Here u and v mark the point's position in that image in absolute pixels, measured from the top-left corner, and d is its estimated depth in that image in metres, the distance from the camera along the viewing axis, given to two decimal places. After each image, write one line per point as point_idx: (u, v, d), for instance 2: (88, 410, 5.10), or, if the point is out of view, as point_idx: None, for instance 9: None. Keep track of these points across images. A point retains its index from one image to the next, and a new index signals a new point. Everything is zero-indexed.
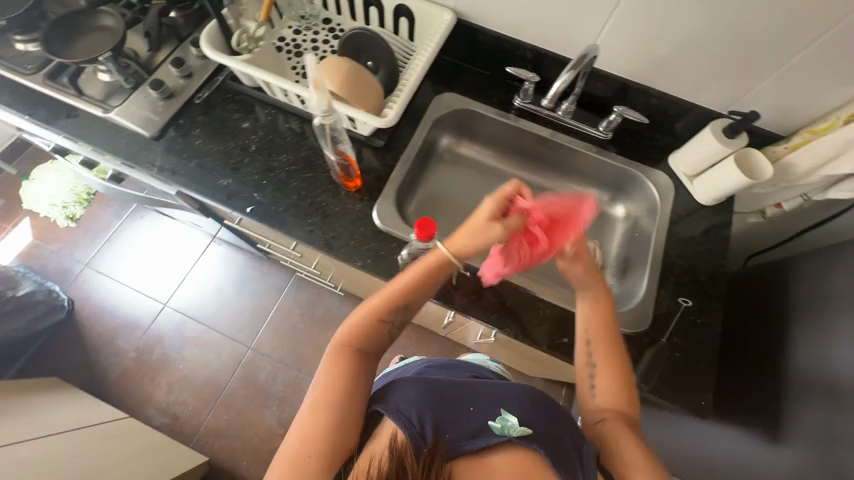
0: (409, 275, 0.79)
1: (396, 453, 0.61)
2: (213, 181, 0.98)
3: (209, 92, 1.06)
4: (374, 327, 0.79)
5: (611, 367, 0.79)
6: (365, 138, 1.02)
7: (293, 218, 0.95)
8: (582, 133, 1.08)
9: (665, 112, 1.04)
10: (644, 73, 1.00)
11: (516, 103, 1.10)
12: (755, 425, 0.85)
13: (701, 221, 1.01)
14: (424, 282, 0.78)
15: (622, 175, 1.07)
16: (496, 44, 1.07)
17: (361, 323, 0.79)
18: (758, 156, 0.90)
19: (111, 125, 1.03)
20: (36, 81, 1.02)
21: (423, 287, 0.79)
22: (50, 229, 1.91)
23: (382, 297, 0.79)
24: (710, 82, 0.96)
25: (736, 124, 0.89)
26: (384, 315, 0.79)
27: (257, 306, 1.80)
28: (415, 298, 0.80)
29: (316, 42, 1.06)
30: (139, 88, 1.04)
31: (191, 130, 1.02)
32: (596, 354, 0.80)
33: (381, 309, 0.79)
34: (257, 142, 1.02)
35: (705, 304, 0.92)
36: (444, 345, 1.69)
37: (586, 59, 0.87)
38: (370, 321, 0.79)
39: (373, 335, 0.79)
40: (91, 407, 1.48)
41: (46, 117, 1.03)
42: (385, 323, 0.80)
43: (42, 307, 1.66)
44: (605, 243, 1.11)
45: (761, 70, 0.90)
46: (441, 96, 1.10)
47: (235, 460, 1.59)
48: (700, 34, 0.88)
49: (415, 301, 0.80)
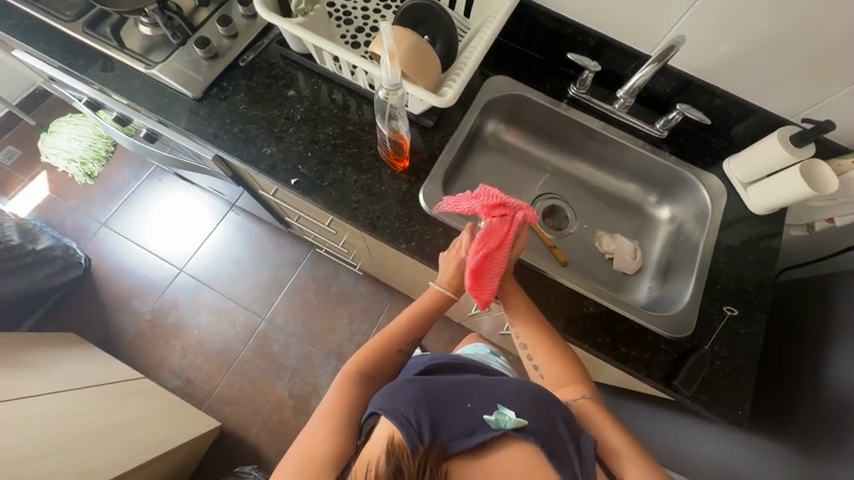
0: (419, 305, 0.90)
1: (394, 457, 0.60)
2: (256, 149, 0.95)
3: (254, 55, 1.02)
4: (386, 358, 0.86)
5: (542, 349, 0.84)
6: (414, 116, 0.99)
7: (336, 194, 0.92)
8: (636, 129, 1.05)
9: (727, 114, 1.00)
10: (712, 72, 0.95)
11: (570, 93, 1.06)
12: (788, 438, 0.84)
13: (750, 230, 0.98)
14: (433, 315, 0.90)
15: (674, 177, 1.04)
16: (557, 28, 1.02)
17: (376, 350, 0.86)
18: (823, 167, 0.88)
19: (151, 82, 0.99)
20: (74, 29, 0.98)
21: (430, 319, 0.91)
22: (68, 185, 1.88)
23: (396, 327, 0.89)
24: (782, 86, 0.91)
25: (807, 132, 0.85)
26: (399, 346, 0.88)
27: (273, 277, 1.79)
28: (426, 327, 0.91)
29: (367, 10, 0.99)
30: (185, 45, 1.00)
31: (234, 94, 0.99)
32: (522, 336, 0.86)
33: (397, 340, 0.88)
34: (302, 113, 0.98)
35: (748, 316, 0.91)
36: (457, 332, 1.68)
37: (671, 53, 0.83)
38: (385, 349, 0.87)
39: (386, 363, 0.86)
40: (108, 365, 1.49)
41: (83, 68, 1.00)
42: (400, 353, 0.89)
43: (61, 263, 1.64)
44: (646, 245, 1.09)
45: (842, 77, 0.85)
46: (491, 80, 1.05)
47: (246, 427, 1.61)
48: (783, 34, 0.83)
49: (419, 333, 0.91)
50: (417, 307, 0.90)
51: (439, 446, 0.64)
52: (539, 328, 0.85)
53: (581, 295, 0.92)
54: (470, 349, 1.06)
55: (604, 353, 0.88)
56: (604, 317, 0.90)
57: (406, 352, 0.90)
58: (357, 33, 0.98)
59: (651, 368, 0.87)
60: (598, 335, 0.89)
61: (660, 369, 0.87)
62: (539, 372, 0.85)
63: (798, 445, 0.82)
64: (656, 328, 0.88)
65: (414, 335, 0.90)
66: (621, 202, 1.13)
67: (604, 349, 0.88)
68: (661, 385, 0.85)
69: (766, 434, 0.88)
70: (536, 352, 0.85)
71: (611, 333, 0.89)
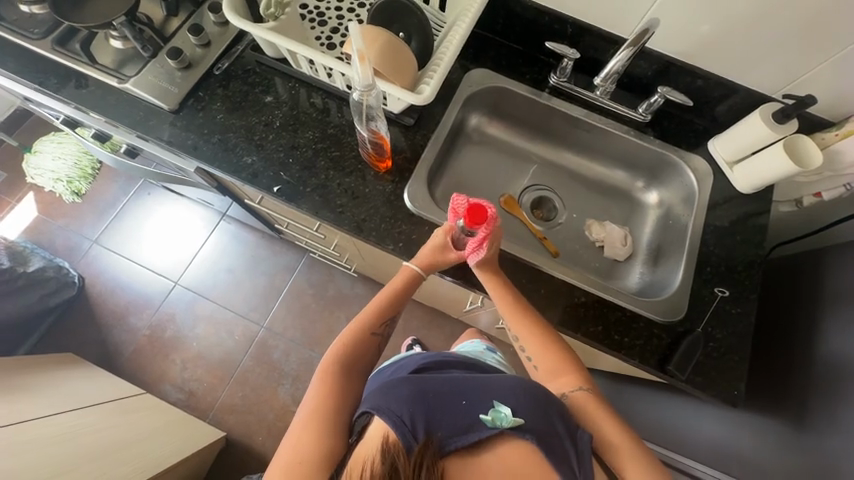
0: (393, 286, 0.89)
1: (389, 455, 0.61)
2: (237, 159, 0.94)
3: (229, 63, 1.00)
4: (361, 342, 0.85)
5: (536, 344, 0.84)
6: (395, 116, 0.98)
7: (320, 198, 0.92)
8: (620, 115, 1.04)
9: (709, 94, 1.00)
10: (691, 54, 0.95)
11: (551, 82, 1.05)
12: (784, 414, 0.85)
13: (738, 209, 0.98)
14: (406, 293, 0.90)
15: (660, 161, 1.04)
16: (533, 17, 1.01)
17: (352, 338, 0.85)
18: (806, 141, 0.87)
19: (127, 96, 0.98)
20: (43, 47, 0.96)
21: (402, 298, 0.90)
22: (55, 204, 1.86)
23: (368, 310, 0.89)
24: (762, 64, 0.91)
25: (789, 108, 0.85)
26: (371, 329, 0.87)
27: (269, 285, 1.79)
28: (400, 306, 0.91)
29: (341, 10, 0.98)
30: (157, 57, 0.98)
31: (210, 103, 0.98)
32: (513, 330, 0.85)
33: (369, 323, 0.88)
34: (281, 119, 0.97)
35: (739, 295, 0.91)
36: (456, 328, 1.69)
37: (646, 37, 0.83)
38: (360, 335, 0.86)
39: (364, 345, 0.86)
40: (108, 383, 1.49)
41: (56, 87, 0.98)
42: (375, 334, 0.88)
43: (53, 283, 1.64)
44: (637, 230, 1.09)
45: (821, 51, 0.84)
46: (471, 74, 1.04)
47: (251, 435, 1.61)
48: (759, 10, 0.83)
49: (391, 313, 0.90)
50: (390, 290, 0.89)
51: (435, 444, 0.64)
52: (533, 322, 0.84)
53: (572, 285, 0.91)
54: (467, 346, 1.05)
55: (597, 342, 0.88)
56: (595, 305, 0.90)
57: (379, 334, 0.89)
58: (332, 34, 0.97)
59: (645, 354, 0.87)
60: (589, 323, 0.89)
61: (654, 354, 0.87)
62: (533, 362, 0.85)
63: (795, 420, 0.83)
64: (647, 312, 0.88)
65: (386, 314, 0.89)
66: (610, 189, 1.12)
67: (597, 338, 0.88)
68: (656, 371, 0.85)
69: (765, 412, 0.89)
70: (526, 340, 0.84)
71: (603, 321, 0.89)
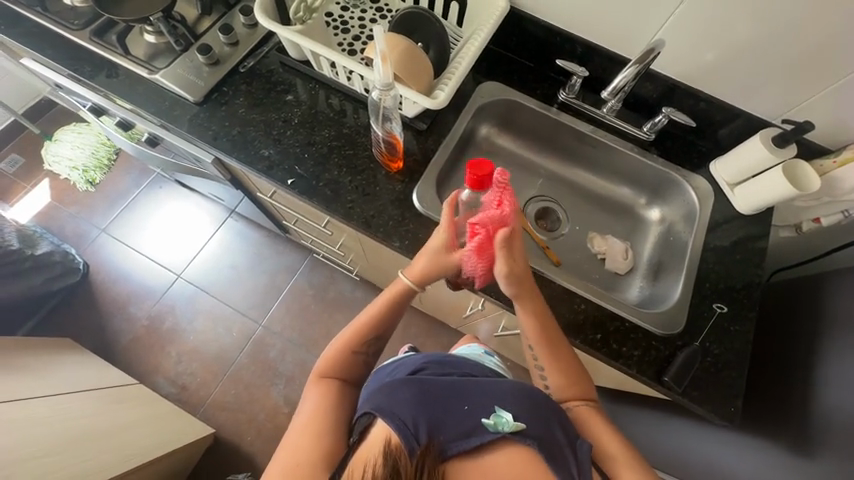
0: (381, 303, 0.89)
1: (391, 458, 0.60)
2: (254, 151, 0.97)
3: (254, 62, 1.05)
4: (345, 361, 0.85)
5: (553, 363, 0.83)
6: (408, 120, 1.02)
7: (332, 193, 0.95)
8: (625, 132, 1.08)
9: (712, 117, 1.03)
10: (695, 78, 0.99)
11: (560, 98, 1.10)
12: (781, 437, 0.85)
13: (739, 230, 1.00)
14: (392, 308, 0.89)
15: (662, 178, 1.07)
16: (545, 36, 1.06)
17: (335, 357, 0.85)
18: (804, 167, 0.90)
19: (155, 87, 1.03)
20: (81, 37, 1.02)
21: (388, 314, 0.90)
22: (69, 191, 1.91)
23: (352, 329, 0.89)
24: (763, 91, 0.95)
25: (788, 133, 0.88)
26: (355, 348, 0.87)
27: (270, 283, 1.80)
28: (387, 324, 0.90)
29: (364, 20, 1.04)
30: (187, 52, 1.03)
31: (233, 98, 1.02)
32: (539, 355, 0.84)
33: (352, 342, 0.87)
34: (300, 117, 1.01)
35: (738, 313, 0.92)
36: (454, 338, 1.69)
37: (651, 55, 0.87)
38: (343, 354, 0.85)
39: (348, 365, 0.85)
40: (103, 370, 1.49)
41: (88, 75, 1.03)
42: (359, 354, 0.87)
43: (59, 268, 1.65)
44: (638, 246, 1.11)
45: (820, 81, 0.88)
46: (483, 85, 1.09)
47: (240, 434, 1.59)
48: (760, 40, 0.87)
49: (374, 332, 0.89)
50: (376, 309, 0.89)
51: (436, 448, 0.64)
52: (560, 353, 0.83)
53: (574, 293, 0.93)
54: (465, 349, 1.05)
55: (596, 351, 0.89)
56: (594, 315, 0.91)
57: (363, 353, 0.88)
58: (354, 41, 1.02)
59: (643, 365, 0.87)
60: (589, 333, 0.90)
61: (651, 366, 0.87)
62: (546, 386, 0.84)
63: (794, 445, 0.82)
64: (646, 324, 0.89)
65: (369, 333, 0.89)
66: (612, 204, 1.15)
67: (597, 347, 0.89)
68: (653, 382, 0.86)
69: (761, 434, 0.88)
70: (548, 367, 0.83)
71: (603, 331, 0.90)
